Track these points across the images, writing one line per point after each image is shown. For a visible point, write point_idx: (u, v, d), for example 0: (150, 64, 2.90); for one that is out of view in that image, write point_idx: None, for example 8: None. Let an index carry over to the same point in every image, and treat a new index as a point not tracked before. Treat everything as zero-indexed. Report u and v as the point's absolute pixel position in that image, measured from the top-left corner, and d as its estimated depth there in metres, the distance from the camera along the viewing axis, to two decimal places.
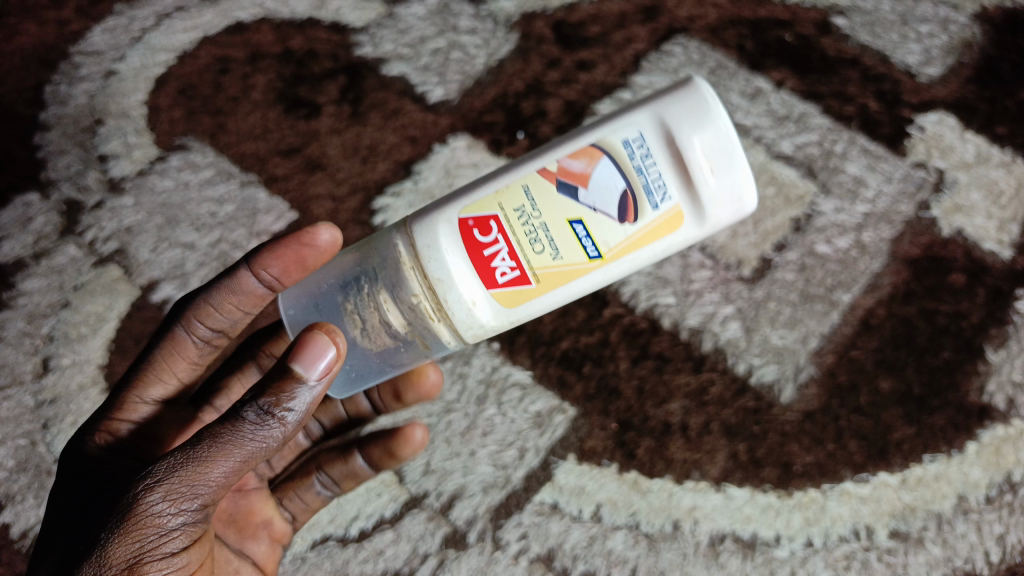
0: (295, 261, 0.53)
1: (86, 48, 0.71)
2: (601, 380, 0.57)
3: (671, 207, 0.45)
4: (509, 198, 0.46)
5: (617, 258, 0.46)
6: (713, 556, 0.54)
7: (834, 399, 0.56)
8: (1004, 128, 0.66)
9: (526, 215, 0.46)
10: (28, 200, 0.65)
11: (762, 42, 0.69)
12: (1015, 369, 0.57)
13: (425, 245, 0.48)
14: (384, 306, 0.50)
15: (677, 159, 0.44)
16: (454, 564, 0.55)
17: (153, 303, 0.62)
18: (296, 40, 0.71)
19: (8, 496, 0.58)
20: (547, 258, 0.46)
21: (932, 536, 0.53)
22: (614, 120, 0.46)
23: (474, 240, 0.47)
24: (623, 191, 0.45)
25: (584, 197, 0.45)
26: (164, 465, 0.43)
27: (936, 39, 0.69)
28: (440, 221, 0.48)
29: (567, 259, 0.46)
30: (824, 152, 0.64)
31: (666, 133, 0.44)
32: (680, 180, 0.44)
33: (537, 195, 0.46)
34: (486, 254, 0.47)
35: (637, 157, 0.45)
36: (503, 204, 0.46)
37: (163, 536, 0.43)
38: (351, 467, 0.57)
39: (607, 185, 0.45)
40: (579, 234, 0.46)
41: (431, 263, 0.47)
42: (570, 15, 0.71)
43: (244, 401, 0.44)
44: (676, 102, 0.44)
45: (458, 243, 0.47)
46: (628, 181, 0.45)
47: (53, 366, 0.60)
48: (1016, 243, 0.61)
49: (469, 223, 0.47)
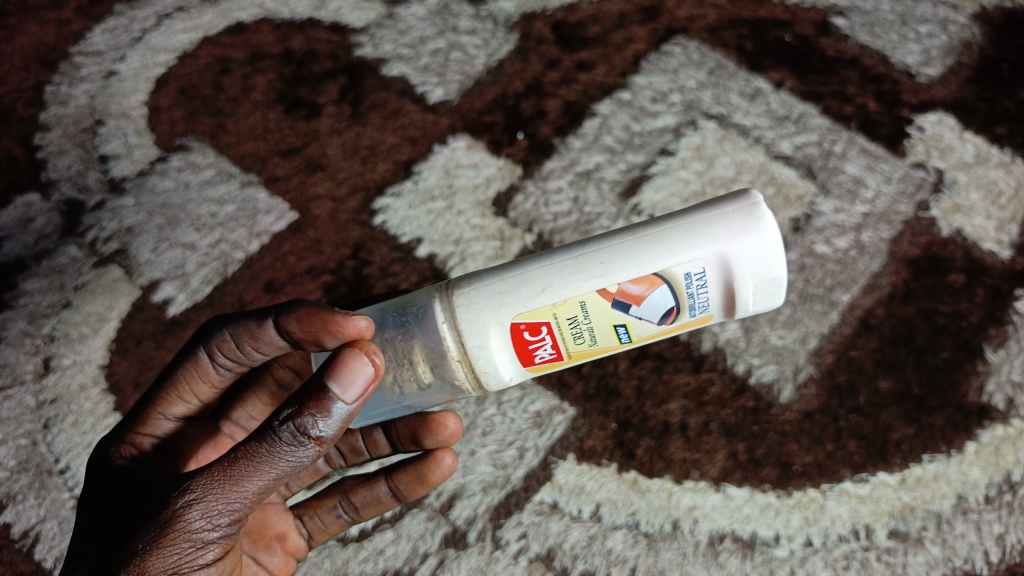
0: (317, 338, 0.50)
1: (86, 49, 0.72)
2: (601, 380, 0.57)
3: (706, 315, 0.50)
4: (564, 308, 0.49)
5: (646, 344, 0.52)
6: (713, 556, 0.54)
7: (833, 399, 0.56)
8: (1004, 128, 0.66)
9: (576, 323, 0.50)
10: (27, 199, 0.66)
11: (762, 42, 0.70)
12: (1015, 369, 0.57)
13: (475, 345, 0.50)
14: (424, 378, 0.52)
15: (727, 291, 0.49)
16: (454, 563, 0.55)
17: (153, 303, 0.62)
18: (297, 40, 0.71)
19: (8, 496, 0.58)
20: (584, 347, 0.51)
21: (932, 536, 0.53)
22: (681, 252, 0.48)
23: (523, 338, 0.50)
24: (669, 307, 0.49)
25: (634, 311, 0.49)
26: (200, 483, 0.43)
27: (935, 40, 0.70)
28: (492, 322, 0.50)
29: (600, 345, 0.51)
30: (824, 152, 0.64)
31: (726, 275, 0.48)
32: (722, 302, 0.50)
33: (591, 307, 0.49)
34: (530, 347, 0.51)
35: (693, 285, 0.48)
36: (556, 314, 0.49)
37: (198, 550, 0.44)
38: (375, 494, 0.55)
39: (659, 304, 0.49)
40: (619, 333, 0.50)
41: (480, 359, 0.51)
42: (569, 16, 0.71)
43: (279, 419, 0.43)
44: (742, 246, 0.47)
45: (508, 341, 0.51)
46: (678, 301, 0.49)
47: (53, 366, 0.60)
48: (1016, 243, 0.61)
49: (521, 326, 0.50)
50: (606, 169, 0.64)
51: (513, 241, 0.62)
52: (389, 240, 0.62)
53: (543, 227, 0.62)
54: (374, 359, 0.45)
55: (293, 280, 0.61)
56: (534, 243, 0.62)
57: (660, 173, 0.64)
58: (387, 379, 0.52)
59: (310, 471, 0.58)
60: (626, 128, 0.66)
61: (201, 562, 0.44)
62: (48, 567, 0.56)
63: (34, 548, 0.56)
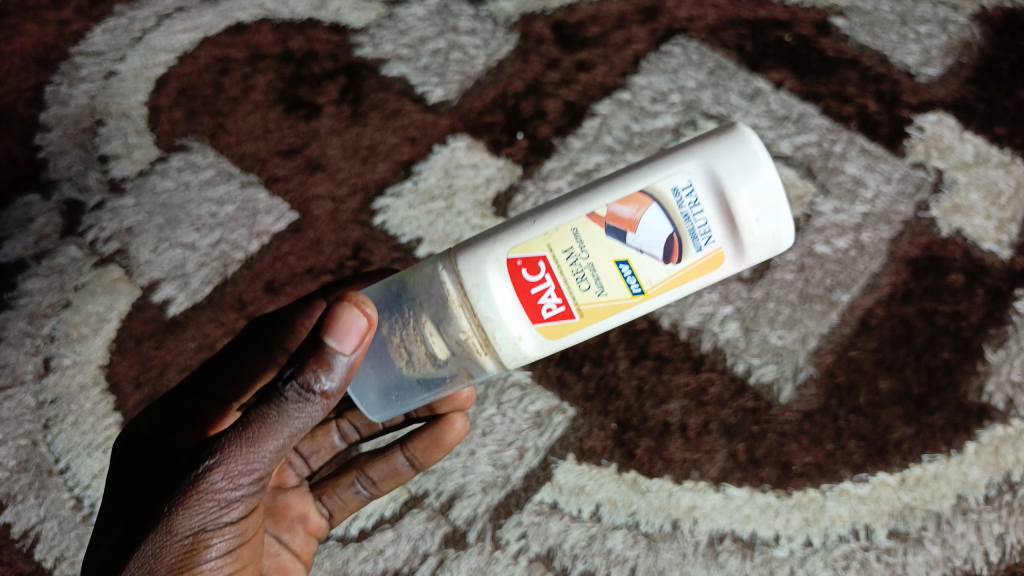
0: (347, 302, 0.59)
1: (85, 48, 0.71)
2: (600, 380, 0.57)
3: (714, 250, 0.46)
4: (559, 237, 0.47)
5: (658, 294, 0.47)
6: (712, 555, 0.54)
7: (833, 399, 0.56)
8: (1003, 128, 0.66)
9: (574, 256, 0.47)
10: (28, 200, 0.65)
11: (762, 42, 0.70)
12: (1015, 369, 0.57)
13: (474, 285, 0.48)
14: (430, 338, 0.50)
15: (724, 208, 0.45)
16: (454, 563, 0.55)
17: (153, 303, 0.62)
18: (296, 40, 0.71)
19: (8, 496, 0.58)
20: (591, 294, 0.47)
21: (931, 536, 0.53)
22: (663, 167, 0.46)
23: (523, 279, 0.48)
24: (669, 235, 0.46)
25: (632, 240, 0.46)
26: (220, 447, 0.45)
27: (936, 40, 0.70)
28: (490, 262, 0.48)
29: (610, 294, 0.47)
30: (824, 152, 0.64)
31: (715, 184, 0.45)
32: (725, 228, 0.45)
33: (585, 237, 0.47)
34: (533, 291, 0.48)
35: (685, 205, 0.46)
36: (551, 245, 0.47)
37: (223, 509, 0.45)
38: (392, 466, 0.55)
39: (654, 229, 0.46)
40: (624, 273, 0.47)
41: (480, 301, 0.48)
42: (570, 15, 0.71)
43: (284, 380, 0.44)
44: (726, 155, 0.45)
45: (508, 280, 0.48)
46: (675, 227, 0.46)
47: (53, 366, 0.60)
48: (1015, 243, 0.61)
49: (518, 262, 0.48)
50: (606, 170, 0.65)
51: None
52: (389, 240, 0.63)
53: None
54: (359, 318, 0.44)
55: (294, 280, 0.62)
56: None
57: None
58: (395, 343, 0.51)
59: (328, 449, 0.59)
60: (626, 129, 0.66)
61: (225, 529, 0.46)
62: (49, 567, 0.57)
63: (35, 548, 0.57)
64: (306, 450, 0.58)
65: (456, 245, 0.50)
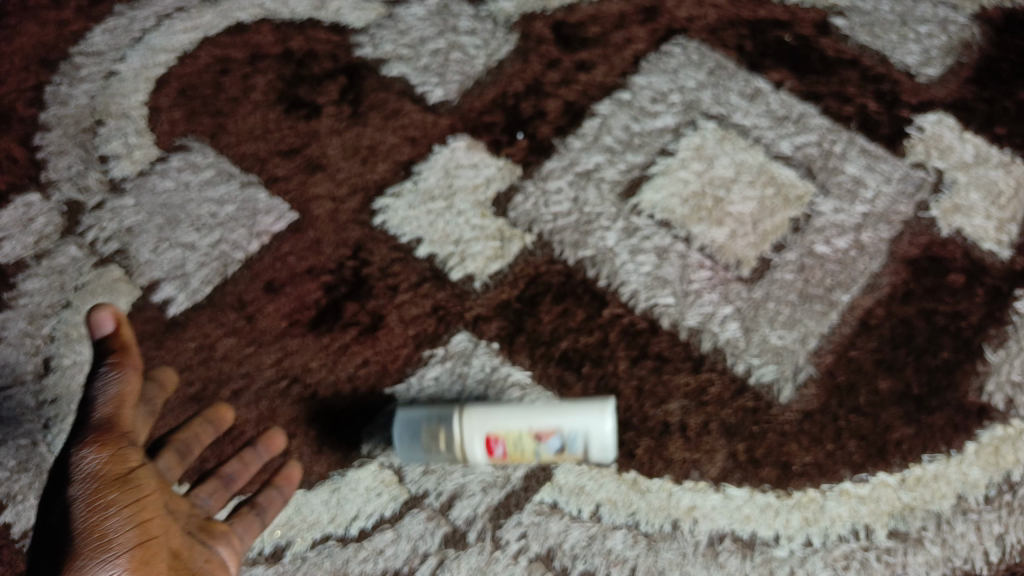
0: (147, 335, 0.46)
1: (86, 48, 0.72)
2: (601, 380, 0.57)
3: (580, 451, 0.52)
4: (512, 432, 0.52)
5: (545, 462, 0.53)
6: (712, 555, 0.53)
7: (833, 399, 0.56)
8: (1003, 128, 0.67)
9: (515, 441, 0.52)
10: (28, 200, 0.65)
11: (762, 42, 0.70)
12: (1015, 369, 0.57)
13: (469, 440, 0.53)
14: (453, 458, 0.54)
15: (596, 437, 0.51)
16: (455, 563, 0.53)
17: (153, 303, 0.60)
18: (297, 40, 0.71)
19: (8, 496, 0.57)
20: (521, 449, 0.53)
21: (932, 536, 0.53)
22: (563, 406, 0.52)
23: (487, 442, 0.53)
24: (555, 447, 0.52)
25: (540, 445, 0.52)
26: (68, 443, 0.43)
27: (936, 40, 0.71)
28: (478, 433, 0.53)
29: (523, 453, 0.53)
30: (824, 152, 0.65)
31: (592, 429, 0.51)
32: (597, 438, 0.51)
33: (510, 433, 0.52)
34: (489, 438, 0.53)
35: (571, 439, 0.52)
36: (502, 429, 0.52)
37: (104, 484, 0.42)
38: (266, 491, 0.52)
39: (547, 449, 0.52)
40: (536, 446, 0.52)
41: (471, 447, 0.53)
42: (570, 16, 0.72)
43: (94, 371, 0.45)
44: (600, 419, 0.51)
45: (478, 440, 0.53)
46: (558, 445, 0.52)
47: (54, 366, 0.60)
48: (1015, 243, 0.61)
49: (491, 438, 0.52)
50: (606, 169, 0.64)
51: (513, 241, 0.62)
52: (389, 240, 0.62)
53: (543, 226, 0.62)
54: (99, 317, 0.44)
55: (293, 280, 0.60)
56: (534, 243, 0.62)
57: (660, 173, 0.64)
58: (430, 443, 0.53)
59: (311, 452, 0.56)
60: (626, 128, 0.66)
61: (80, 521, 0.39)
62: None
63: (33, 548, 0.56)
64: (283, 451, 0.56)
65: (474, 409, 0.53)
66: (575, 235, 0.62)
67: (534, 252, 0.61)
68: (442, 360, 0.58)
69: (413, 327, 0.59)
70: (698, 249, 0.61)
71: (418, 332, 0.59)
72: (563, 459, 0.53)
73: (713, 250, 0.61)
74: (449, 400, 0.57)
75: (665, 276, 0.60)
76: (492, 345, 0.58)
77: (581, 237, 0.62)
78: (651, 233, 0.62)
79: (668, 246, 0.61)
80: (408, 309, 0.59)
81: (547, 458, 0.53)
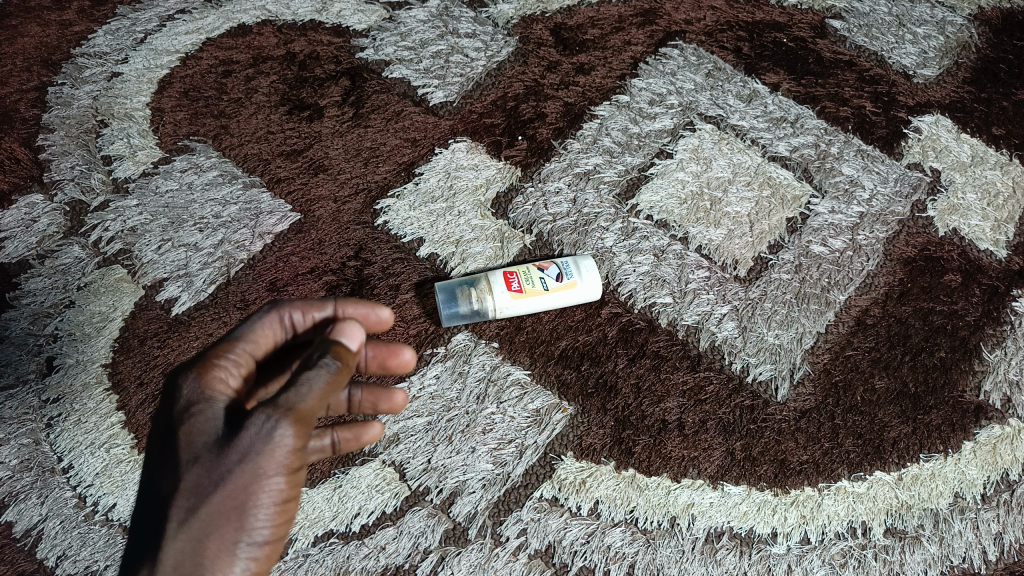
0: (384, 353, 0.49)
1: (88, 50, 0.73)
2: (599, 379, 0.57)
3: None
4: (534, 286, 0.58)
5: None
6: (710, 552, 0.54)
7: (829, 398, 0.57)
8: (1000, 129, 0.68)
9: (530, 291, 0.58)
10: (31, 200, 0.65)
11: (759, 45, 0.72)
12: (1012, 368, 0.58)
13: (496, 296, 0.58)
14: (466, 259, 0.62)
15: None
16: (455, 560, 0.53)
17: (157, 303, 0.61)
18: (298, 42, 0.73)
19: (12, 495, 0.55)
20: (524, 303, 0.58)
21: (929, 534, 0.54)
22: (585, 276, 0.59)
23: (511, 285, 0.58)
24: None
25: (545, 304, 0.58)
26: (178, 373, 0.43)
27: (933, 41, 0.73)
28: (508, 291, 0.58)
29: None
30: (821, 153, 0.66)
31: None
32: None
33: (530, 282, 0.58)
34: (512, 290, 0.58)
35: None
36: (527, 277, 0.58)
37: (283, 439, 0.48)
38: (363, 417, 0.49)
39: None
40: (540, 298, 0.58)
41: (489, 299, 0.58)
42: (568, 18, 0.74)
43: (246, 334, 0.45)
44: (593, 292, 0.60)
45: (505, 288, 0.58)
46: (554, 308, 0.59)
47: (57, 366, 0.59)
48: (1011, 243, 0.62)
49: (515, 284, 0.58)
50: (605, 171, 0.65)
51: (513, 241, 0.62)
52: (390, 240, 0.62)
53: (542, 226, 0.63)
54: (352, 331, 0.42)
55: (296, 280, 0.61)
56: (534, 243, 0.62)
57: (659, 174, 0.65)
58: (477, 300, 0.58)
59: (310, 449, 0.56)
60: (625, 130, 0.67)
61: (269, 492, 0.40)
62: (51, 565, 0.53)
63: (37, 546, 0.54)
64: None
65: (516, 271, 0.59)
66: (575, 235, 0.62)
67: (534, 252, 0.62)
68: (443, 359, 0.59)
69: (413, 327, 0.59)
70: (695, 249, 0.62)
71: (418, 332, 0.59)
72: (563, 291, 0.58)
73: (711, 251, 0.62)
74: (449, 399, 0.58)
75: (663, 276, 0.61)
76: (492, 345, 0.59)
77: (580, 237, 0.62)
78: (650, 233, 0.63)
79: (666, 246, 0.62)
80: (409, 310, 0.60)
81: (552, 290, 0.58)
